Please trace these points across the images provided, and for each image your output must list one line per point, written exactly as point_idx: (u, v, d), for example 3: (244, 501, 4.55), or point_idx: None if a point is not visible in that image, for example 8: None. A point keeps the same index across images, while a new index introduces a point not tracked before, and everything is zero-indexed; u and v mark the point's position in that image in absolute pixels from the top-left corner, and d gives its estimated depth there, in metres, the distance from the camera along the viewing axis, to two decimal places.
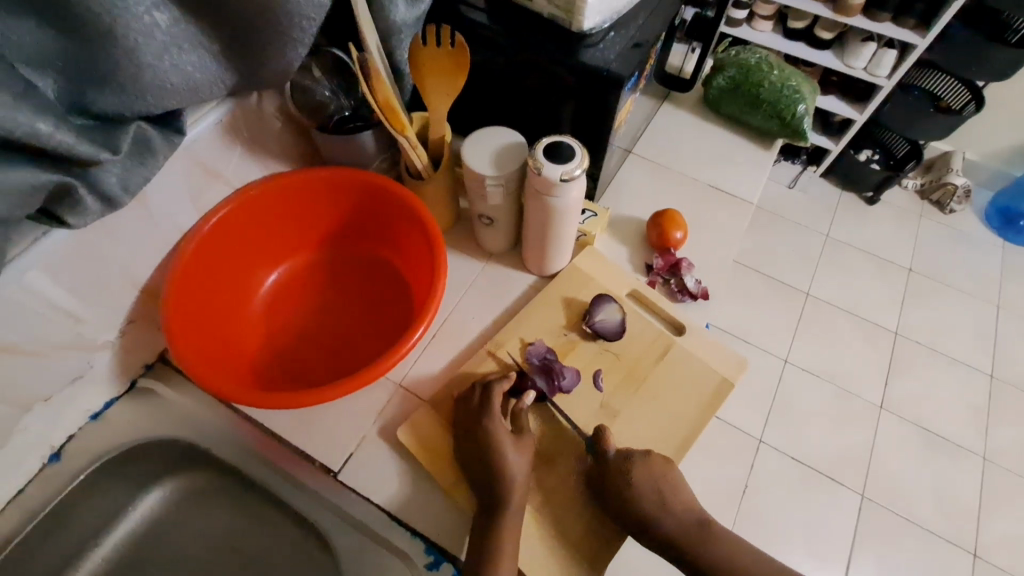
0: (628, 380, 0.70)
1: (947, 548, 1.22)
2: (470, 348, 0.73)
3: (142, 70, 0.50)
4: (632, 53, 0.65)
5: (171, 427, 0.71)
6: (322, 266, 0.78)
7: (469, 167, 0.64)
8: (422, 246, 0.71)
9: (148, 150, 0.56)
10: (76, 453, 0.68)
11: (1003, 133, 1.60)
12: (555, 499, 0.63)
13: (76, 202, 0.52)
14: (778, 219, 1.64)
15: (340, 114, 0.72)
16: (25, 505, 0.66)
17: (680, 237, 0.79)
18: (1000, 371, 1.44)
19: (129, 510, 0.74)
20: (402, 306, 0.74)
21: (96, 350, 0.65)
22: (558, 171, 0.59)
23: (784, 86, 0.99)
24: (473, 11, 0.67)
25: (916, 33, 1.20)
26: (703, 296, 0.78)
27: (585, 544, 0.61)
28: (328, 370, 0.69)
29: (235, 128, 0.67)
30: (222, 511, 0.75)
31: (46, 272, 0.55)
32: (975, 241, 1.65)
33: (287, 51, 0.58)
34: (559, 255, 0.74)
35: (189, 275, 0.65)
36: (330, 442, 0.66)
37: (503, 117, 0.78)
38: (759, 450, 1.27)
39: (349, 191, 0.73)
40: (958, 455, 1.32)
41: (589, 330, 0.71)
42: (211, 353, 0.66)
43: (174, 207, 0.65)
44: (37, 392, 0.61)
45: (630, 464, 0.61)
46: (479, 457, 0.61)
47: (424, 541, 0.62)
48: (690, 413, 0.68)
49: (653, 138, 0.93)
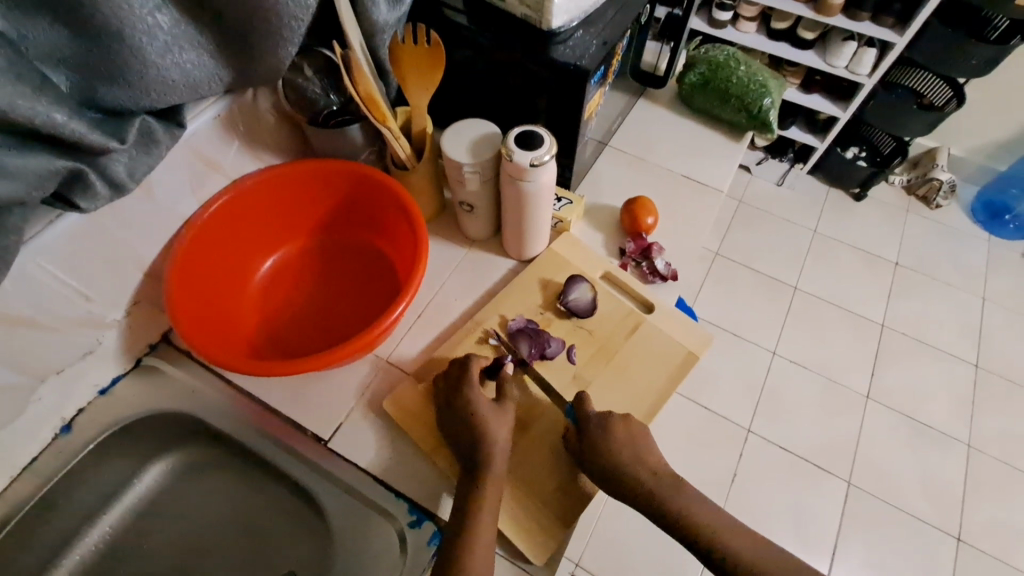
0: (600, 354, 0.74)
1: (931, 532, 1.26)
2: (453, 328, 0.78)
3: (147, 67, 0.55)
4: (599, 51, 0.70)
5: (173, 402, 0.75)
6: (314, 252, 0.83)
7: (447, 155, 0.69)
8: (406, 230, 0.76)
9: (152, 141, 0.61)
10: (85, 425, 0.73)
11: (985, 129, 1.64)
12: (527, 462, 0.67)
13: (87, 188, 0.57)
14: (767, 215, 1.68)
15: (329, 109, 0.78)
16: (39, 473, 0.71)
17: (652, 222, 0.84)
18: (985, 362, 1.47)
19: (134, 481, 0.79)
20: (388, 287, 0.79)
21: (104, 328, 0.70)
22: (528, 157, 0.64)
23: (751, 80, 1.04)
24: (454, 12, 0.73)
25: (894, 32, 1.27)
26: (673, 277, 0.83)
27: (557, 506, 0.65)
28: (319, 345, 0.74)
29: (232, 122, 0.73)
30: (220, 483, 0.79)
31: (57, 253, 0.61)
32: (960, 235, 1.68)
33: (278, 49, 0.64)
34: (535, 239, 0.79)
35: (190, 256, 0.70)
36: (321, 412, 0.71)
37: (483, 112, 0.83)
38: (748, 439, 1.32)
39: (339, 181, 0.78)
40: (944, 444, 1.36)
41: (564, 309, 0.76)
42: (211, 329, 0.71)
43: (176, 195, 0.71)
44: (51, 364, 0.67)
45: (596, 440, 0.64)
46: (458, 424, 0.65)
47: (407, 503, 0.67)
48: (656, 383, 0.73)
49: (631, 132, 0.98)
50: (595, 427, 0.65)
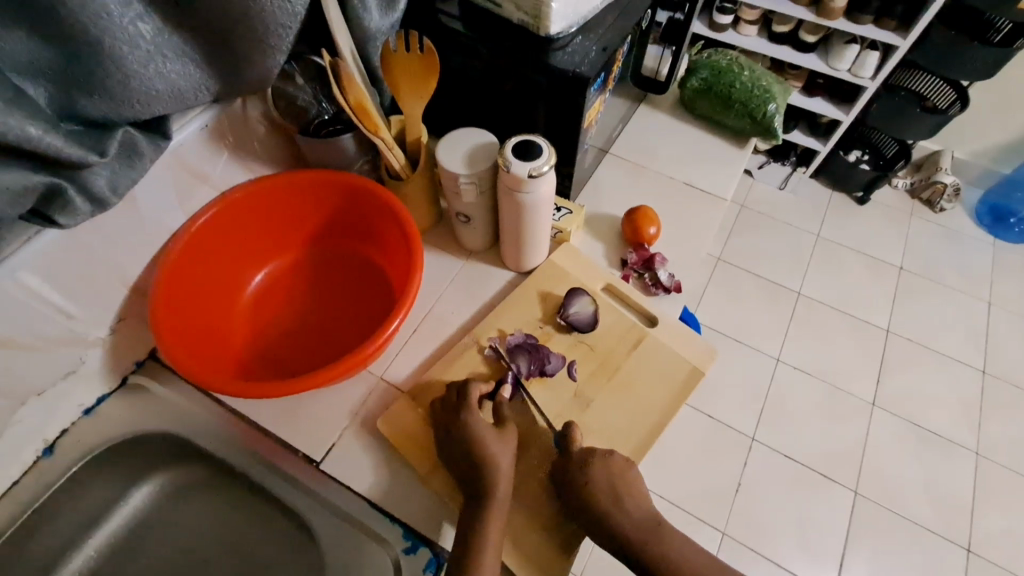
0: (601, 370, 0.72)
1: (940, 543, 1.23)
2: (449, 343, 0.75)
3: (128, 78, 0.53)
4: (599, 57, 0.68)
5: (160, 422, 0.73)
6: (306, 264, 0.81)
7: (443, 165, 0.67)
8: (401, 243, 0.73)
9: (135, 154, 0.59)
10: (69, 446, 0.71)
11: (989, 131, 1.62)
12: (527, 486, 0.65)
13: (66, 203, 0.55)
14: (769, 220, 1.65)
15: (320, 118, 0.76)
16: (20, 497, 0.68)
17: (654, 232, 0.81)
18: (992, 367, 1.44)
19: (121, 503, 0.76)
20: (382, 301, 0.76)
21: (87, 347, 0.68)
22: (526, 168, 0.61)
23: (755, 85, 1.02)
24: (448, 18, 0.71)
25: (896, 35, 1.24)
26: (676, 289, 0.80)
27: (558, 531, 0.63)
28: (311, 362, 0.72)
29: (220, 133, 0.70)
30: (210, 504, 0.77)
31: (36, 271, 0.58)
32: (965, 239, 1.66)
33: (266, 58, 0.62)
34: (534, 250, 0.76)
35: (177, 272, 0.68)
36: (313, 432, 0.69)
37: (479, 119, 0.80)
38: (752, 448, 1.29)
39: (331, 192, 0.76)
40: (952, 452, 1.33)
41: (564, 323, 0.74)
42: (198, 347, 0.68)
43: (162, 209, 0.68)
44: (31, 386, 0.64)
45: (598, 464, 0.61)
46: (454, 446, 0.63)
47: (402, 528, 0.64)
48: (660, 400, 0.70)
49: (631, 138, 0.96)
50: (597, 449, 0.62)
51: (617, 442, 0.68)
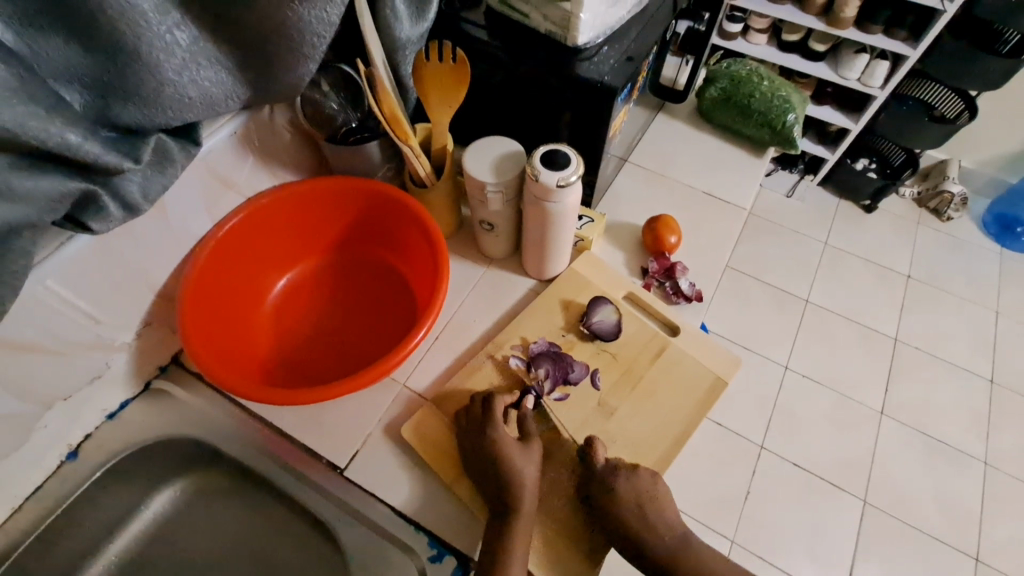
0: (625, 379, 0.72)
1: (948, 553, 1.23)
2: (473, 350, 0.75)
3: (163, 85, 0.53)
4: (624, 67, 0.68)
5: (182, 426, 0.73)
6: (329, 269, 0.81)
7: (470, 174, 0.67)
8: (425, 250, 0.74)
9: (167, 161, 0.59)
10: (93, 451, 0.71)
11: (997, 141, 1.63)
12: (552, 495, 0.65)
13: (100, 209, 0.55)
14: (778, 228, 1.66)
15: (347, 125, 0.76)
16: (43, 502, 0.68)
17: (675, 242, 0.82)
18: (999, 377, 1.44)
19: (141, 508, 0.76)
20: (406, 308, 0.77)
21: (113, 351, 0.68)
22: (555, 177, 0.62)
23: (774, 96, 1.01)
24: (473, 27, 0.71)
25: (907, 45, 1.24)
26: (697, 298, 0.80)
27: (582, 541, 0.63)
28: (335, 369, 0.72)
29: (248, 140, 0.71)
30: (231, 510, 0.77)
31: (68, 277, 0.59)
32: (971, 248, 1.67)
33: (298, 66, 0.62)
34: (556, 259, 0.76)
35: (203, 277, 0.68)
36: (337, 439, 0.69)
37: (502, 127, 0.81)
38: (760, 456, 1.27)
39: (355, 199, 0.76)
40: (959, 460, 1.33)
41: (586, 331, 0.74)
42: (224, 353, 0.68)
43: (189, 215, 0.69)
44: (57, 390, 0.64)
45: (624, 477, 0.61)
46: (480, 454, 0.63)
47: (427, 535, 0.64)
48: (685, 409, 0.70)
49: (648, 146, 0.96)
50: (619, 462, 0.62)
51: (642, 451, 0.68)
